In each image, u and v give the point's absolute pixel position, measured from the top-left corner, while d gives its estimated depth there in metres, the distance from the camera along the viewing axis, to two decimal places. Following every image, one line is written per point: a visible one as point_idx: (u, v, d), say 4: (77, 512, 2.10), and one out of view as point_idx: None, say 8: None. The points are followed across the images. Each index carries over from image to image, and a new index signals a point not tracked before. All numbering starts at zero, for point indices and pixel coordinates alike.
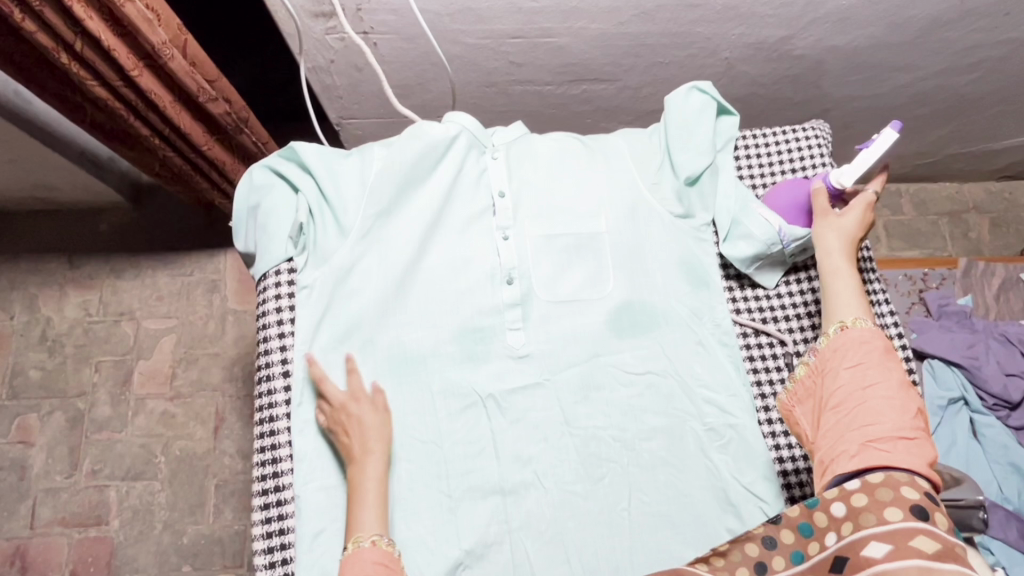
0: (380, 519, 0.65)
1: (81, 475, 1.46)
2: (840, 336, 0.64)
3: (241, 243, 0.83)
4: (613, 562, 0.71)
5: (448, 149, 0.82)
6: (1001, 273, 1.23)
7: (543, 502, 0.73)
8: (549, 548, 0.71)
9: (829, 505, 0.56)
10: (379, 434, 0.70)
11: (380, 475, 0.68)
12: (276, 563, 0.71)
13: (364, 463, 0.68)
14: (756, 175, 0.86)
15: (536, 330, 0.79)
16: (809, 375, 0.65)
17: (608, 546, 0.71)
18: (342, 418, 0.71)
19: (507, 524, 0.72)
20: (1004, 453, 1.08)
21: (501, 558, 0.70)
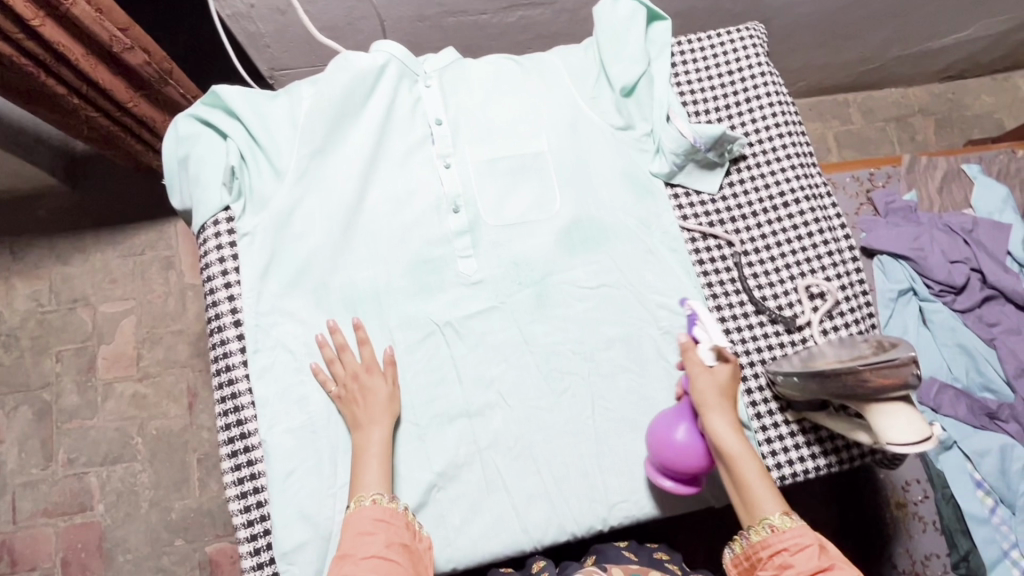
0: (382, 475, 0.68)
1: (58, 465, 1.44)
2: (772, 535, 0.64)
3: (177, 199, 0.81)
4: (581, 468, 0.74)
5: (379, 79, 0.80)
6: (943, 166, 1.26)
7: (509, 419, 0.74)
8: (519, 462, 0.73)
9: None
10: (385, 404, 0.71)
11: (384, 441, 0.70)
12: (252, 507, 0.72)
13: (369, 431, 0.70)
14: (693, 79, 0.85)
15: (487, 255, 0.79)
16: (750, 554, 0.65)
17: (576, 453, 0.74)
18: (344, 386, 0.72)
19: (476, 444, 0.74)
20: (952, 336, 1.14)
21: (473, 476, 0.73)
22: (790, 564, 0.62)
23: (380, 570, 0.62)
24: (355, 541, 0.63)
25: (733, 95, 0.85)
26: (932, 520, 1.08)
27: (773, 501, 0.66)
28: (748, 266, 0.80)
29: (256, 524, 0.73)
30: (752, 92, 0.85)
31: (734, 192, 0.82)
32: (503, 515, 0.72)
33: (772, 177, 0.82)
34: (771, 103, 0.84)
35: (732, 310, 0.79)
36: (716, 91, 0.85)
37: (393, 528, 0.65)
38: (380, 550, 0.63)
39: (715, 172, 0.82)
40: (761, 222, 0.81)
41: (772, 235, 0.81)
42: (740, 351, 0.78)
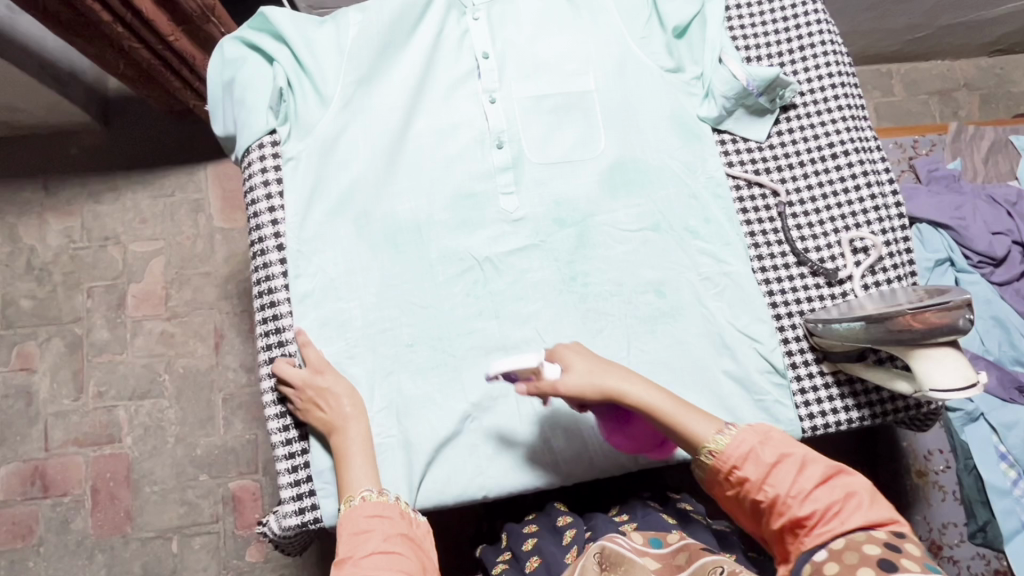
0: (367, 472, 0.66)
1: (89, 397, 1.48)
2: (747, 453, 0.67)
3: (220, 125, 0.81)
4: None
5: (427, 10, 0.79)
6: (990, 136, 1.23)
7: None
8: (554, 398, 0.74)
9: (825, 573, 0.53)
10: (348, 403, 0.70)
11: (362, 436, 0.68)
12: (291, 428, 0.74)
13: (341, 432, 0.68)
14: (747, 23, 0.83)
15: (528, 193, 0.78)
16: (714, 486, 0.63)
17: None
18: (308, 391, 0.70)
19: None
20: (987, 308, 1.12)
21: (507, 409, 0.73)
22: (745, 476, 0.60)
23: (383, 564, 0.58)
24: (352, 541, 0.60)
25: (787, 41, 0.82)
26: (952, 490, 1.10)
27: (704, 422, 0.64)
28: (792, 216, 0.79)
29: (294, 444, 0.74)
30: (808, 37, 0.82)
31: (782, 140, 0.81)
32: (536, 448, 0.73)
33: (822, 127, 0.81)
34: (826, 50, 0.82)
35: (773, 260, 0.78)
36: (770, 36, 0.83)
37: (389, 521, 0.61)
38: (380, 545, 0.59)
39: (765, 119, 0.81)
40: (807, 172, 0.80)
41: (818, 186, 0.80)
42: (779, 301, 0.77)
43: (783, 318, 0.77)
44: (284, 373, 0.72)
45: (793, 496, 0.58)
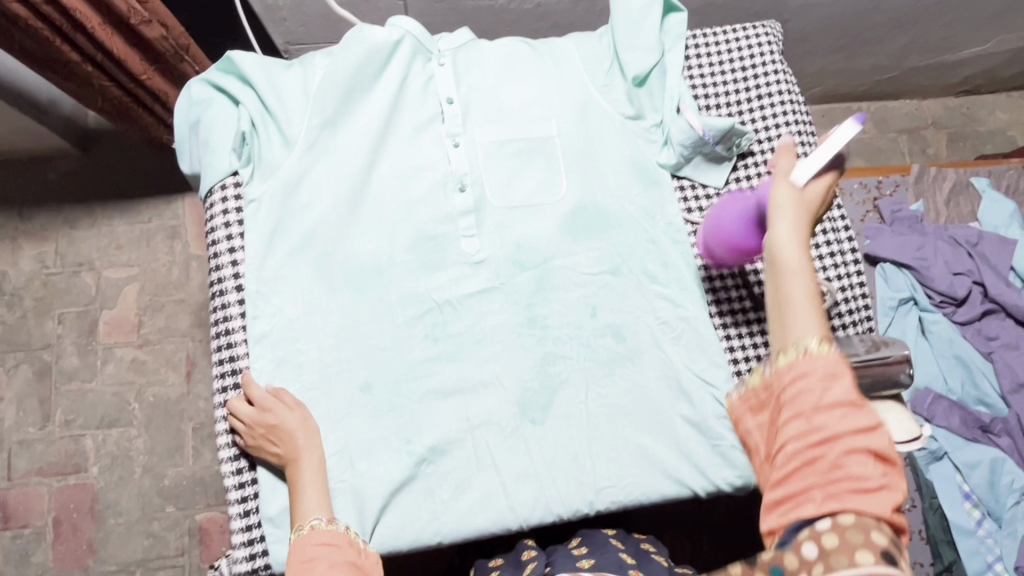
0: (320, 500, 0.67)
1: (55, 426, 1.46)
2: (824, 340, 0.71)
3: (186, 163, 0.82)
4: (571, 452, 0.74)
5: (393, 54, 0.81)
6: (952, 177, 1.26)
7: (502, 399, 0.75)
8: (511, 442, 0.74)
9: (800, 546, 0.45)
10: (303, 438, 0.70)
11: (312, 468, 0.69)
12: (244, 470, 0.74)
13: (297, 463, 0.69)
14: (705, 75, 0.86)
15: (490, 236, 0.79)
16: (763, 385, 0.52)
17: (567, 436, 0.75)
18: (262, 425, 0.70)
19: (469, 422, 0.74)
20: (949, 347, 1.14)
21: (463, 453, 0.73)
22: (812, 392, 0.47)
23: None
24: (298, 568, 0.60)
25: (745, 91, 0.86)
26: (918, 529, 1.06)
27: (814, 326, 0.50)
28: (750, 261, 0.81)
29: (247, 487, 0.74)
30: (764, 89, 0.86)
31: (740, 187, 0.83)
32: (492, 492, 0.73)
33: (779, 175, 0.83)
34: (781, 99, 0.85)
35: (731, 303, 0.80)
36: (728, 85, 0.86)
37: (338, 548, 0.61)
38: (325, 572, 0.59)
39: (722, 166, 0.83)
40: None
41: None
42: (736, 346, 0.79)
43: (739, 363, 0.79)
44: (238, 410, 0.72)
45: (843, 441, 0.46)
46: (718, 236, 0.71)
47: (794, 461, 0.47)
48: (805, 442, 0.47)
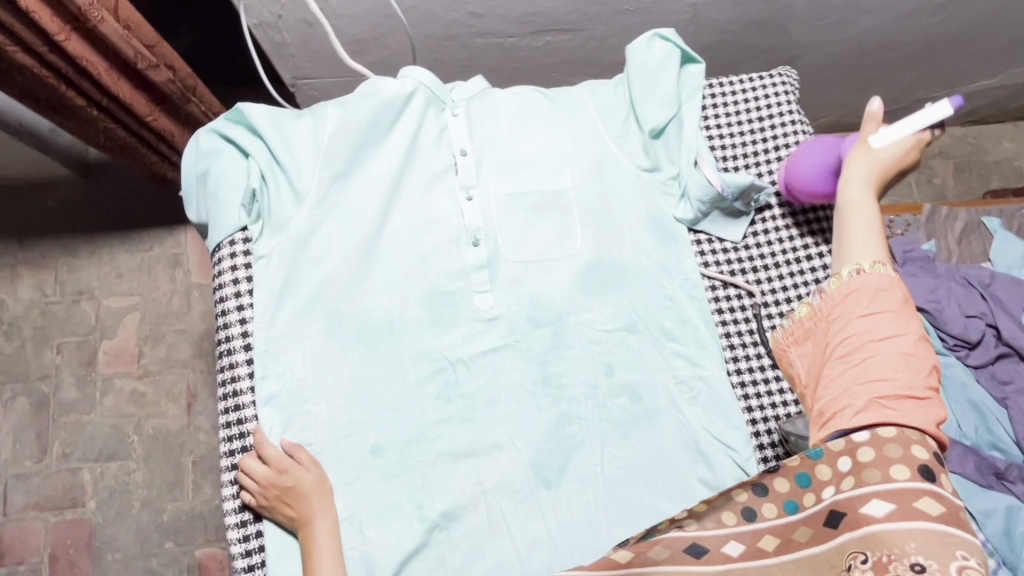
0: (335, 566, 0.66)
1: (52, 458, 1.43)
2: (857, 276, 0.61)
3: (193, 213, 0.80)
4: (587, 517, 0.72)
5: (405, 105, 0.79)
6: (963, 217, 1.26)
7: (516, 461, 0.73)
8: (524, 506, 0.72)
9: (835, 460, 0.55)
10: (319, 499, 0.69)
11: (327, 530, 0.68)
12: (251, 535, 0.72)
13: (311, 526, 0.67)
14: (722, 126, 0.85)
15: (504, 291, 0.77)
16: (810, 317, 0.64)
17: (583, 500, 0.73)
18: (276, 484, 0.68)
19: (481, 485, 0.72)
20: (963, 392, 1.12)
21: (476, 518, 0.71)
22: (860, 301, 0.60)
23: None
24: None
25: (762, 143, 0.85)
26: None
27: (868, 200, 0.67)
28: (768, 317, 0.80)
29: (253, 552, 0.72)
30: (781, 141, 0.84)
31: (758, 241, 0.82)
32: (505, 559, 0.70)
33: (797, 230, 0.82)
34: None
35: (748, 361, 0.78)
36: (745, 137, 0.85)
37: None
38: None
39: (739, 220, 0.82)
40: (783, 273, 0.81)
41: (793, 288, 0.81)
42: (754, 405, 0.77)
43: (757, 423, 0.77)
44: (249, 468, 0.70)
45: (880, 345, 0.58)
46: (799, 184, 0.77)
47: (842, 381, 0.58)
48: (840, 347, 0.59)
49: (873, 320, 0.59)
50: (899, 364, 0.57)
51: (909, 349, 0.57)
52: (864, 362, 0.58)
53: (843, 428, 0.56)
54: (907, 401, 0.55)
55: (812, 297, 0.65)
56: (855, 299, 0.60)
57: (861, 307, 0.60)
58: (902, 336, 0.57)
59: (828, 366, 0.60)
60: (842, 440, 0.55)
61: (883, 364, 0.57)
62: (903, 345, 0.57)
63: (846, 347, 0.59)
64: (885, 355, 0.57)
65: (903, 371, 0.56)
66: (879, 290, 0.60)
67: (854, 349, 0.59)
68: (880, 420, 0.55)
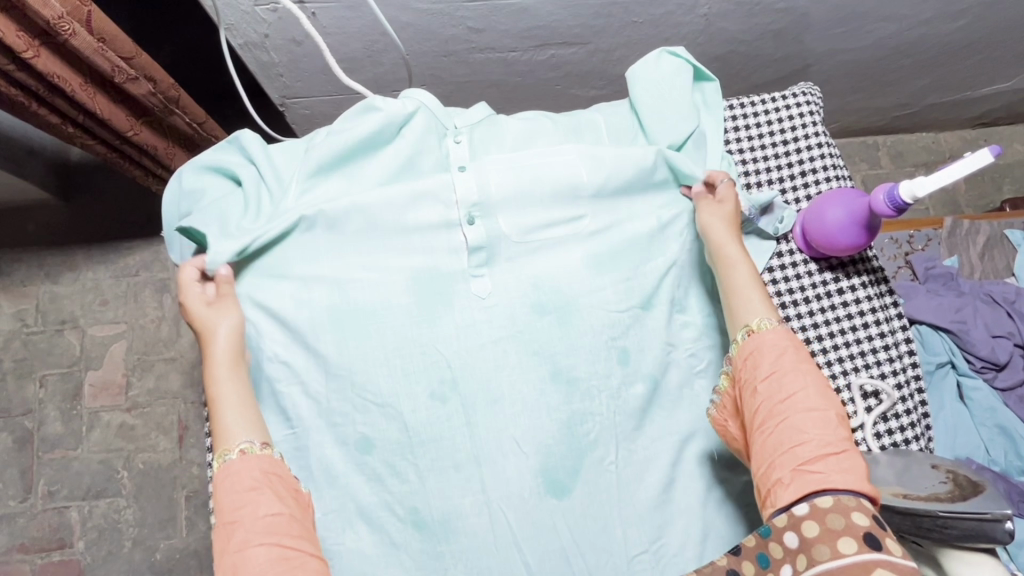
0: (249, 424, 0.61)
1: (38, 498, 1.36)
2: (750, 337, 0.62)
3: (177, 255, 0.75)
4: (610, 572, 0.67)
5: (404, 128, 0.74)
6: (986, 231, 1.20)
7: (529, 510, 0.68)
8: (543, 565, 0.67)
9: (782, 536, 0.52)
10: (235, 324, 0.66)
11: (231, 354, 0.64)
12: None
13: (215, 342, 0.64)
14: (745, 150, 0.79)
15: (508, 325, 0.72)
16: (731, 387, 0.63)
17: (606, 557, 0.67)
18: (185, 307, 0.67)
19: (496, 539, 0.67)
20: (991, 415, 1.08)
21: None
22: (761, 364, 0.60)
23: (277, 531, 0.55)
24: (239, 499, 0.56)
25: (788, 168, 0.79)
26: None
27: (743, 263, 0.67)
28: None
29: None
30: (808, 164, 0.79)
31: (785, 274, 0.76)
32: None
33: (826, 262, 0.77)
34: (827, 178, 0.78)
35: None
36: (769, 162, 0.79)
37: (275, 480, 0.58)
38: (271, 507, 0.56)
39: (763, 248, 0.76)
40: (813, 308, 0.76)
41: (824, 324, 0.76)
42: None
43: None
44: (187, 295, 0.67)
45: (790, 404, 0.57)
46: (816, 227, 0.73)
47: (769, 451, 0.56)
48: (760, 408, 0.58)
49: (778, 380, 0.58)
50: (812, 418, 0.56)
51: (818, 403, 0.56)
52: (779, 426, 0.56)
53: (784, 505, 0.54)
54: (828, 458, 0.54)
55: (727, 366, 0.64)
56: (759, 367, 0.60)
57: (763, 373, 0.59)
58: (805, 392, 0.57)
59: (755, 434, 0.58)
60: (783, 515, 0.53)
61: (799, 433, 0.55)
62: (813, 406, 0.56)
63: (764, 415, 0.58)
64: (797, 411, 0.56)
65: (814, 424, 0.55)
66: (777, 353, 0.60)
67: (766, 421, 0.57)
68: (816, 489, 0.53)
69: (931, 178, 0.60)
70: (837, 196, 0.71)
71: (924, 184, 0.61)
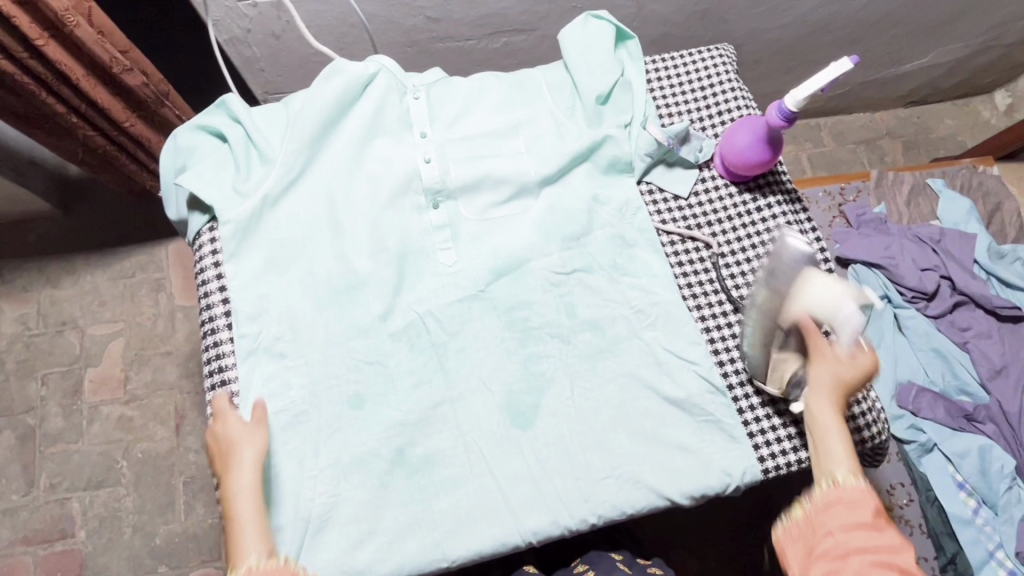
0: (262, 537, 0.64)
1: (39, 491, 1.41)
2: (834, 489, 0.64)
3: (172, 208, 0.83)
4: (563, 448, 0.75)
5: (370, 85, 0.84)
6: (909, 180, 1.33)
7: (490, 404, 0.76)
8: (503, 447, 0.75)
9: None
10: (259, 461, 0.68)
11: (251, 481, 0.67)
12: None
13: (241, 463, 0.67)
14: (667, 95, 0.91)
15: (466, 247, 0.82)
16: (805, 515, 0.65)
17: (560, 433, 0.76)
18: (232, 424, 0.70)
19: (460, 429, 0.75)
20: (927, 341, 1.18)
21: (457, 463, 0.74)
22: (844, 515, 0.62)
23: None
24: None
25: (705, 107, 0.90)
26: (919, 523, 1.11)
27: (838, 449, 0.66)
28: (725, 265, 0.85)
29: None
30: (723, 103, 0.90)
31: (709, 196, 0.87)
32: (494, 497, 0.73)
33: (745, 185, 0.88)
34: (740, 113, 0.90)
35: (711, 308, 0.83)
36: (690, 103, 0.91)
37: None
38: None
39: (688, 176, 0.87)
40: (734, 224, 0.86)
41: (746, 237, 0.86)
42: (721, 348, 0.82)
43: (726, 366, 0.81)
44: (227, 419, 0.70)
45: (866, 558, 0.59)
46: (732, 151, 0.84)
47: None
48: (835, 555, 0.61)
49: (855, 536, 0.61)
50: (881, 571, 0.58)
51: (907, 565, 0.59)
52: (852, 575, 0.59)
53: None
54: None
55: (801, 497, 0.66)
56: (832, 513, 0.63)
57: (839, 523, 0.62)
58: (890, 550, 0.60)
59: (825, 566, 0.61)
60: None
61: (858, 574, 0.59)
62: (895, 534, 0.61)
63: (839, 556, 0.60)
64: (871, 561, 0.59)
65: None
66: (856, 503, 0.62)
67: (829, 561, 0.61)
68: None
69: (804, 86, 0.72)
70: (745, 120, 0.83)
71: (802, 92, 0.72)
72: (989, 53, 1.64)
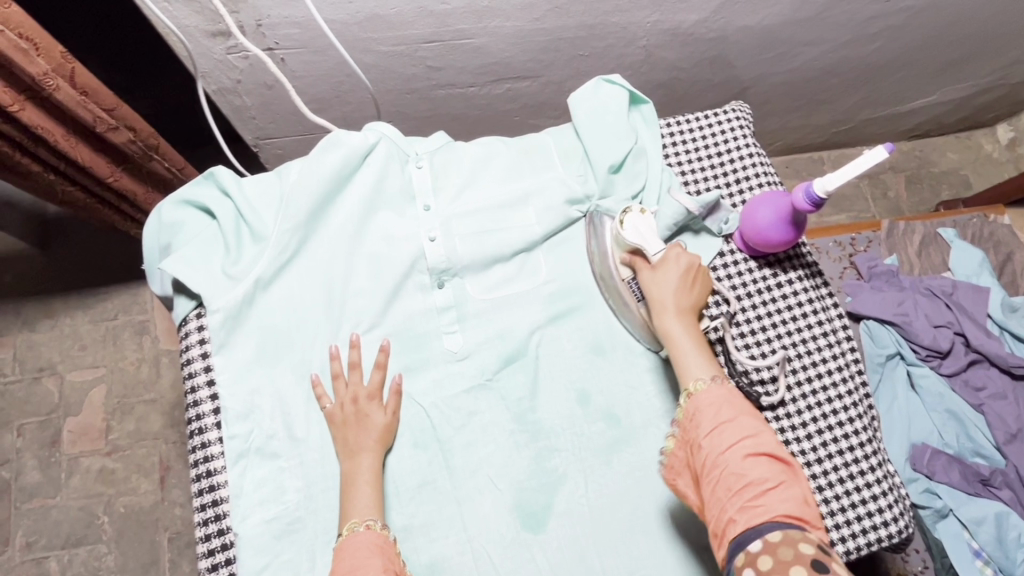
0: (374, 504, 0.66)
1: (15, 549, 1.35)
2: (697, 396, 0.64)
3: (157, 286, 0.78)
4: (578, 554, 0.70)
5: (369, 157, 0.78)
6: (921, 231, 1.30)
7: (500, 504, 0.72)
8: (513, 551, 0.70)
9: (757, 558, 0.53)
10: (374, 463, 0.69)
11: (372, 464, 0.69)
12: None
13: (360, 458, 0.68)
14: (684, 163, 0.87)
15: (473, 331, 0.78)
16: (679, 445, 0.64)
17: (574, 537, 0.71)
18: (340, 406, 0.71)
19: (466, 533, 0.70)
20: (940, 401, 1.15)
21: (464, 570, 0.69)
22: (701, 425, 0.62)
23: None
24: (355, 562, 0.60)
25: (724, 176, 0.86)
26: None
27: (699, 365, 0.67)
28: (743, 344, 0.80)
29: None
30: (741, 171, 0.86)
31: (728, 272, 0.83)
32: None
33: (764, 260, 0.83)
34: (760, 183, 0.86)
35: None
36: (707, 172, 0.87)
37: (387, 554, 0.62)
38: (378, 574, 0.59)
39: (705, 251, 0.83)
40: (755, 301, 0.82)
41: (767, 315, 0.82)
42: None
43: None
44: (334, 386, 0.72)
45: (732, 454, 0.59)
46: (753, 231, 0.79)
47: (717, 494, 0.58)
48: (707, 462, 0.60)
49: (719, 435, 0.61)
50: (748, 460, 0.58)
51: (770, 449, 0.59)
52: (723, 478, 0.58)
53: (735, 544, 0.56)
54: (769, 494, 0.57)
55: (674, 428, 0.66)
56: (700, 420, 0.62)
57: (706, 426, 0.62)
58: (752, 440, 0.60)
59: (708, 476, 0.59)
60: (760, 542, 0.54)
61: (741, 472, 0.58)
62: (756, 420, 0.62)
63: (711, 465, 0.60)
64: (738, 453, 0.59)
65: (760, 466, 0.58)
66: (719, 403, 0.63)
67: (710, 470, 0.59)
68: (761, 522, 0.55)
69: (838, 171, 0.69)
70: (767, 196, 0.79)
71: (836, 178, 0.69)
72: (995, 91, 1.61)
